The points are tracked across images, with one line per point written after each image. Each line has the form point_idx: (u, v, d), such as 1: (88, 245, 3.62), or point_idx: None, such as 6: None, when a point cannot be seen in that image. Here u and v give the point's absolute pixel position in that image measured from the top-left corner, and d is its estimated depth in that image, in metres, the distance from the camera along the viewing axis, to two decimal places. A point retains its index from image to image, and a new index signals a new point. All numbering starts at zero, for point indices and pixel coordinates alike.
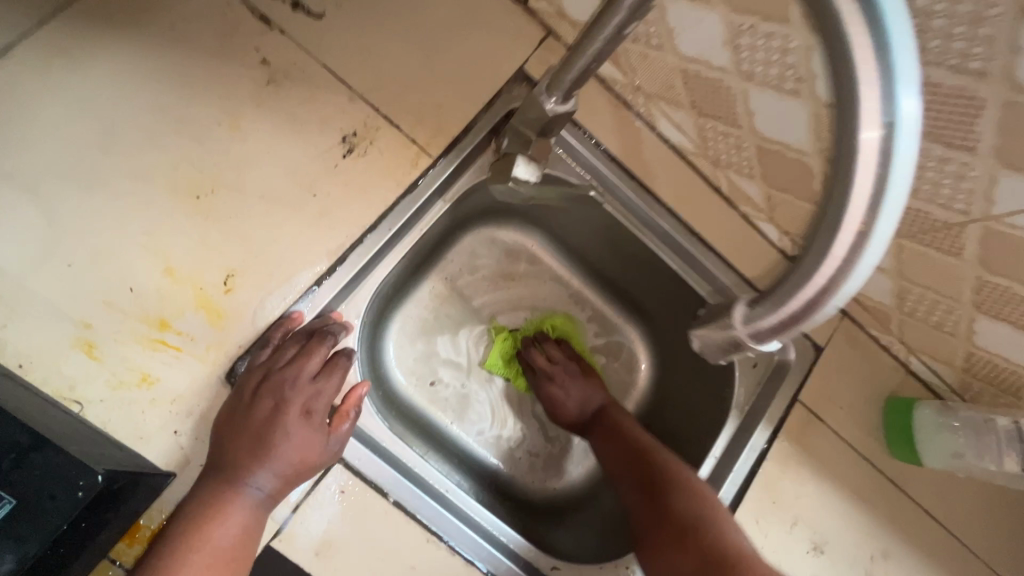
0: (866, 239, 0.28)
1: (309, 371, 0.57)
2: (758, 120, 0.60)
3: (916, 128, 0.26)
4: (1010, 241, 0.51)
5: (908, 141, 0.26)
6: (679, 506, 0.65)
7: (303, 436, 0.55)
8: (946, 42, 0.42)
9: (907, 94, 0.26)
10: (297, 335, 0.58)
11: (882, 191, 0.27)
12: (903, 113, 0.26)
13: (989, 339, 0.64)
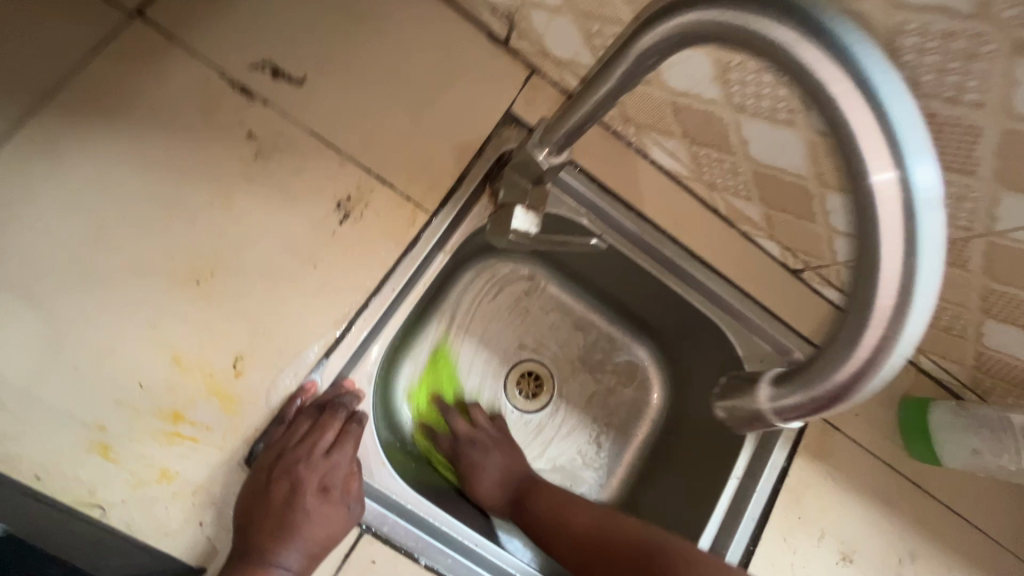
0: (906, 295, 0.29)
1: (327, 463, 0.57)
2: (752, 147, 0.60)
3: (927, 182, 0.28)
4: (1012, 252, 0.51)
5: (926, 196, 0.28)
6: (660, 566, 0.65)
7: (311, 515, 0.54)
8: (938, 77, 0.42)
9: (918, 163, 0.28)
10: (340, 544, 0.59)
11: (910, 245, 0.28)
12: (920, 188, 0.28)
13: (999, 340, 0.64)
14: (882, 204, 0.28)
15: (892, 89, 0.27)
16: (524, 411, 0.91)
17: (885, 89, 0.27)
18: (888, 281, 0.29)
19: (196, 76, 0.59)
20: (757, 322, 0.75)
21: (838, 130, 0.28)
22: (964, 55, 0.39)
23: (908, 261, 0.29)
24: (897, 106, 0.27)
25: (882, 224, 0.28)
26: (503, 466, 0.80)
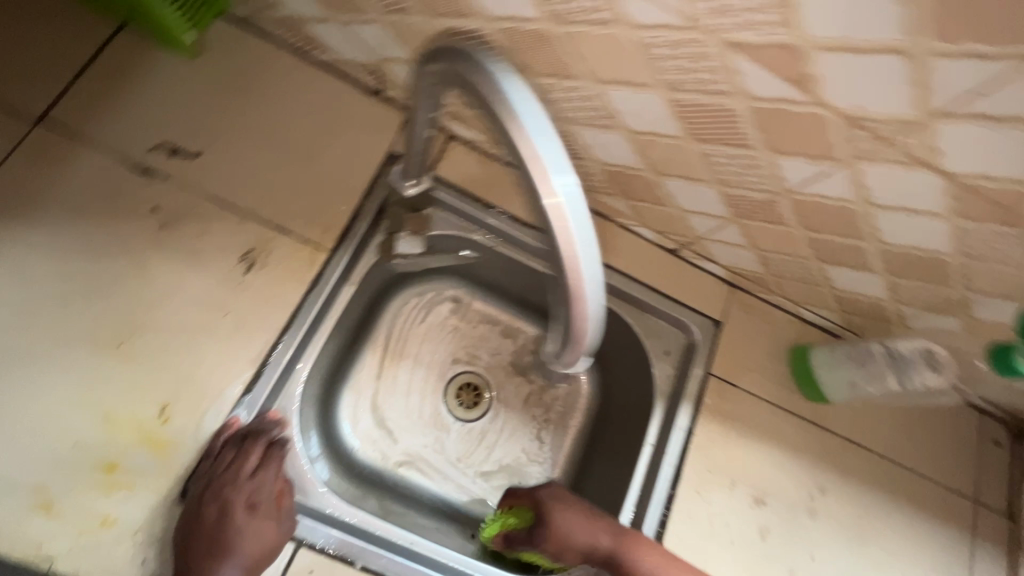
0: (580, 261, 0.44)
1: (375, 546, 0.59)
2: (595, 149, 0.69)
3: (574, 188, 0.42)
4: (810, 203, 0.60)
5: (574, 199, 0.43)
6: None
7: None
8: (690, 74, 0.51)
9: (562, 177, 0.42)
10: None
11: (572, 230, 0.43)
12: (569, 194, 0.42)
13: (844, 281, 0.73)
14: (548, 207, 0.41)
15: (543, 128, 0.41)
16: (467, 421, 0.97)
17: (535, 129, 0.41)
18: (567, 254, 0.43)
19: (100, 165, 0.67)
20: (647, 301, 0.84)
21: (516, 156, 0.41)
22: (697, 57, 0.49)
23: (573, 240, 0.43)
24: (546, 139, 0.41)
25: (552, 219, 0.42)
26: (585, 531, 0.72)
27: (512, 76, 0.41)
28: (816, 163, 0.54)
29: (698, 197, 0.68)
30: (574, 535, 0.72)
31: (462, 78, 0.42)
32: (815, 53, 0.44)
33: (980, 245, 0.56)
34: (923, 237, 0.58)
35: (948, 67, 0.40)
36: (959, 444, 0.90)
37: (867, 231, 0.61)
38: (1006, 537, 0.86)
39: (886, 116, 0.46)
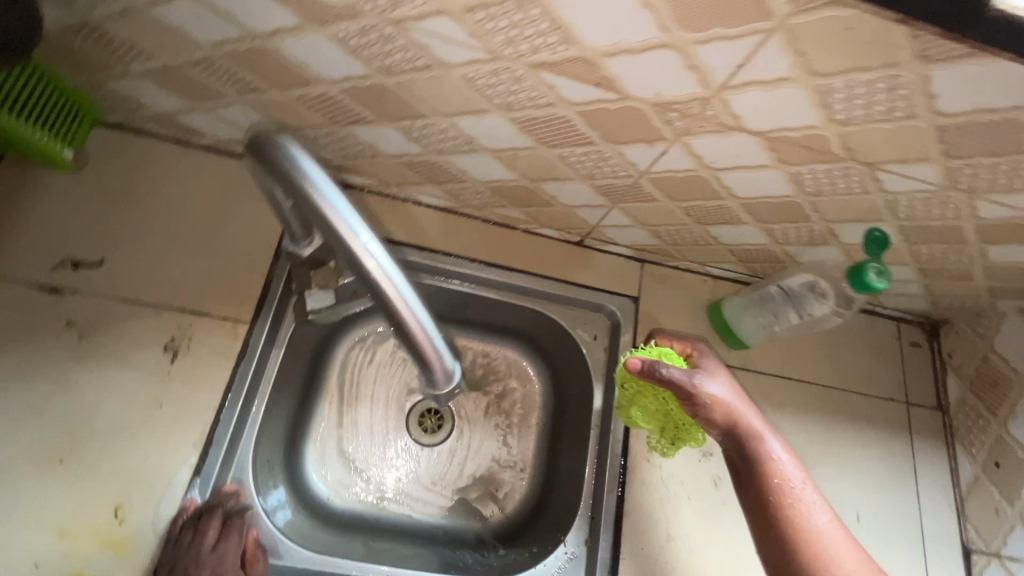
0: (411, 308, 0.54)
1: (730, 395, 0.67)
2: (472, 171, 0.74)
3: (384, 251, 0.51)
4: (665, 178, 0.66)
5: (388, 260, 0.51)
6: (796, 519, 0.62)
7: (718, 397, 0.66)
8: (516, 95, 0.56)
9: (372, 244, 0.50)
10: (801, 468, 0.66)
11: (395, 286, 0.52)
12: (382, 257, 0.50)
13: (729, 236, 0.79)
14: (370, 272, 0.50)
15: (342, 205, 0.48)
16: (433, 445, 1.01)
17: (340, 207, 0.47)
18: (399, 305, 0.54)
19: (6, 294, 0.69)
20: (565, 294, 0.89)
21: (329, 233, 0.48)
22: (513, 80, 0.54)
23: (400, 293, 0.53)
24: (349, 212, 0.48)
25: (377, 279, 0.51)
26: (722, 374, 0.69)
27: (309, 159, 0.47)
28: (652, 145, 0.60)
29: (575, 193, 0.73)
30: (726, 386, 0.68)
31: (268, 168, 0.47)
32: (603, 60, 0.49)
33: (813, 182, 0.62)
34: (768, 186, 0.64)
35: (709, 51, 0.46)
36: (882, 354, 0.96)
37: (722, 191, 0.67)
38: (942, 428, 0.93)
39: (684, 97, 0.52)
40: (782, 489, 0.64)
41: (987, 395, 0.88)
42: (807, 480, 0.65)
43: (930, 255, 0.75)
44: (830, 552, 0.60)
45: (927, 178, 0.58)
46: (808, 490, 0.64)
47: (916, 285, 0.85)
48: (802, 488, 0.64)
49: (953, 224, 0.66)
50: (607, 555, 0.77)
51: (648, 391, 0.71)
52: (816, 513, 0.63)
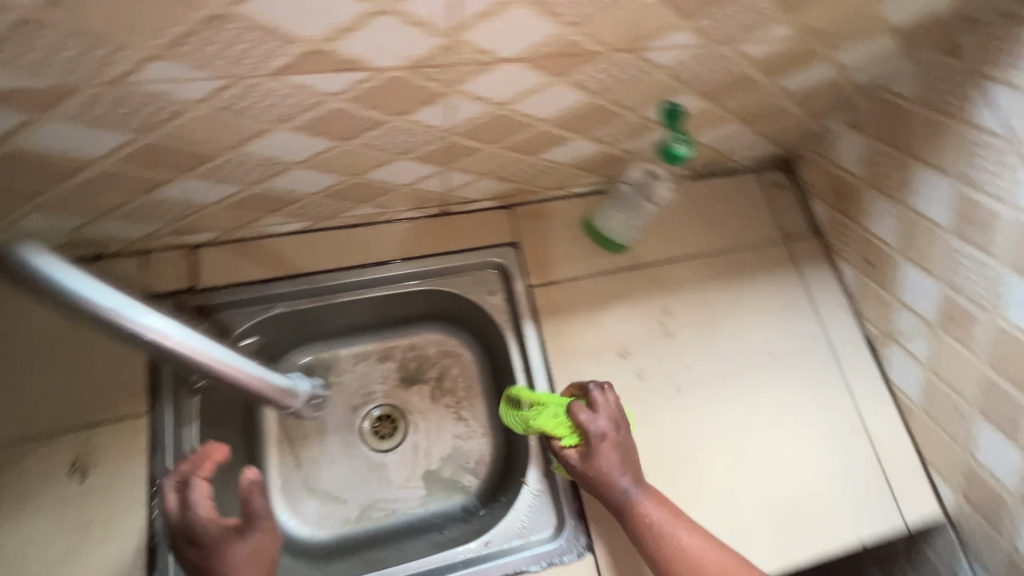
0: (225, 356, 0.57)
1: (616, 458, 0.74)
2: (298, 188, 0.74)
3: (168, 320, 0.51)
4: (468, 126, 0.67)
5: (176, 326, 0.52)
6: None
7: (597, 458, 0.73)
8: (280, 106, 0.56)
9: (150, 317, 0.49)
10: (681, 518, 0.71)
11: (198, 345, 0.54)
12: (168, 326, 0.50)
13: (565, 155, 0.81)
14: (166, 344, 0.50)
15: (104, 292, 0.46)
16: (394, 447, 1.03)
17: (101, 294, 0.46)
18: (211, 362, 0.55)
19: None
20: (447, 264, 0.90)
21: (102, 326, 0.46)
22: (268, 93, 0.54)
23: (206, 349, 0.55)
24: (111, 295, 0.46)
25: (176, 347, 0.51)
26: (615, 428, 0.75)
27: (45, 254, 0.44)
28: (435, 104, 0.61)
29: (402, 170, 0.74)
30: (611, 461, 0.73)
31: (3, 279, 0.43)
32: (333, 45, 0.49)
33: (596, 81, 0.64)
34: (561, 100, 0.66)
35: (418, 3, 0.47)
36: (751, 206, 1.03)
37: (526, 119, 0.69)
38: (820, 249, 1.01)
39: (430, 52, 0.53)
40: (677, 546, 0.69)
41: (843, 207, 0.96)
42: (690, 527, 0.71)
43: (739, 106, 0.80)
44: None
45: (685, 43, 0.61)
46: (695, 538, 0.70)
47: (748, 135, 0.91)
48: (693, 540, 0.70)
49: (737, 73, 0.70)
50: (567, 479, 0.82)
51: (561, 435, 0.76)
52: (708, 558, 0.68)
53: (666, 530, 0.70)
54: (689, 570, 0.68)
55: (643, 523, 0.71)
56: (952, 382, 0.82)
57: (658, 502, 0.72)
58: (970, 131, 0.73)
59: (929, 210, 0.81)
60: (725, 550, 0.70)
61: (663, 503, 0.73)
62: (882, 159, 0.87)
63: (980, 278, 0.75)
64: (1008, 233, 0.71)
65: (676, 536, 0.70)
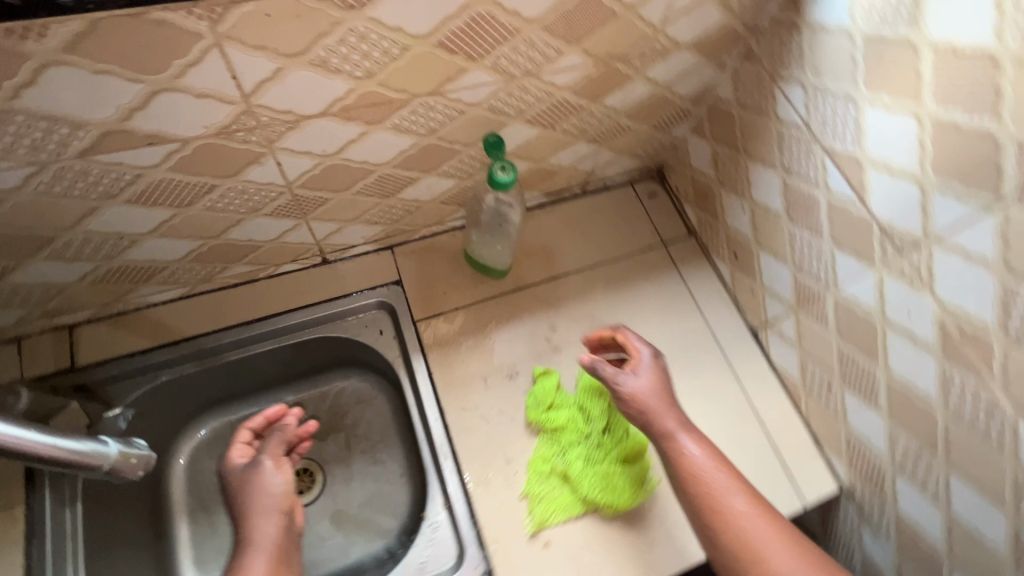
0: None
1: (643, 387, 0.79)
2: (159, 256, 0.76)
3: None
4: (307, 179, 0.71)
5: None
6: (718, 507, 0.69)
7: (634, 394, 0.78)
8: (102, 183, 0.59)
9: None
10: (732, 471, 0.72)
11: None
12: None
13: (424, 193, 0.86)
14: None
15: None
16: (315, 499, 1.02)
17: None
18: None
19: None
20: (332, 310, 0.92)
21: None
22: (81, 174, 0.57)
23: None
24: None
25: None
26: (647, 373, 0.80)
27: None
28: (260, 163, 0.65)
29: (259, 227, 0.77)
30: (635, 388, 0.78)
31: None
32: (128, 123, 0.53)
33: (415, 123, 0.69)
34: (389, 145, 0.71)
35: (194, 78, 0.51)
36: (630, 216, 1.07)
37: (364, 166, 0.73)
38: (697, 247, 1.05)
39: (230, 118, 0.57)
40: (706, 487, 0.71)
41: (707, 205, 1.01)
42: (735, 481, 0.71)
43: (578, 128, 0.85)
44: (743, 534, 0.67)
45: (486, 81, 0.67)
46: (740, 494, 0.70)
47: (604, 152, 0.96)
48: (726, 482, 0.71)
49: (556, 100, 0.76)
50: (463, 508, 0.82)
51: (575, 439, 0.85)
52: (735, 499, 0.69)
53: (693, 469, 0.72)
54: (716, 509, 0.69)
55: (682, 463, 0.73)
56: (818, 358, 0.85)
57: (706, 448, 0.73)
58: (778, 125, 0.80)
59: (766, 200, 0.86)
60: (760, 500, 0.69)
61: (716, 455, 0.73)
62: (725, 158, 0.93)
63: (816, 256, 0.80)
64: (823, 213, 0.77)
65: (716, 492, 0.70)
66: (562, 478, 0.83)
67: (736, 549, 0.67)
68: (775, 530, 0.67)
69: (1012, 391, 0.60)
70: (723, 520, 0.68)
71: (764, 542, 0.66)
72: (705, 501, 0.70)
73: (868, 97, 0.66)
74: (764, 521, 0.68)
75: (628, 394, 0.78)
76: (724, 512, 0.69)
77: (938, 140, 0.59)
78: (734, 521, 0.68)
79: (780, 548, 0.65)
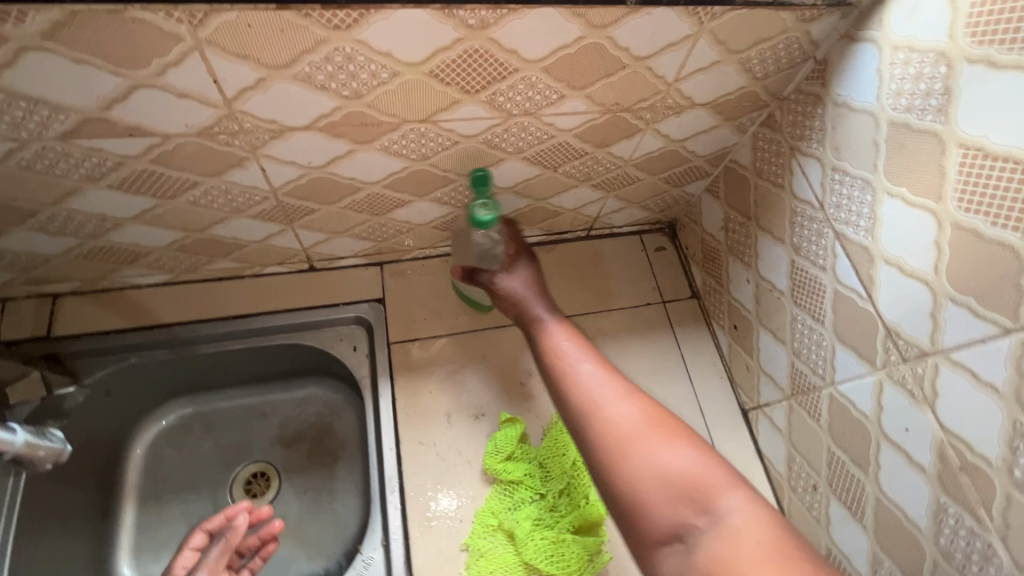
0: None
1: (521, 286, 0.80)
2: (142, 242, 0.76)
3: None
4: (292, 188, 0.70)
5: None
6: (581, 393, 0.64)
7: (507, 290, 0.80)
8: (83, 165, 0.60)
9: None
10: (588, 351, 0.70)
11: None
12: None
13: (416, 216, 0.84)
14: None
15: None
16: (267, 503, 0.98)
17: None
18: None
19: None
20: (309, 318, 0.91)
21: None
22: (63, 155, 0.58)
23: None
24: None
25: None
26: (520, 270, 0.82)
27: None
28: (244, 167, 0.65)
29: (244, 228, 0.77)
30: (503, 279, 0.81)
31: None
32: (108, 114, 0.54)
33: (405, 147, 0.68)
34: (378, 166, 0.70)
35: (173, 78, 0.51)
36: (632, 268, 1.03)
37: (351, 182, 0.72)
38: (699, 312, 1.00)
39: (213, 121, 0.57)
40: (559, 357, 0.70)
41: (713, 270, 0.96)
42: (589, 359, 0.68)
43: (581, 172, 0.82)
44: (607, 418, 0.61)
45: (482, 115, 0.65)
46: (588, 367, 0.67)
47: (610, 199, 0.93)
48: (604, 385, 0.64)
49: (557, 142, 0.74)
50: (399, 551, 0.76)
51: (528, 494, 0.79)
52: (580, 365, 0.67)
53: (568, 364, 0.68)
54: (585, 397, 0.64)
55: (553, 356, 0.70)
56: (806, 454, 0.78)
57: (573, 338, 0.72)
58: (792, 199, 0.74)
59: (772, 276, 0.81)
60: (609, 372, 0.66)
61: (574, 337, 0.73)
62: (736, 224, 0.88)
63: (815, 346, 0.74)
64: (828, 301, 0.70)
65: (570, 368, 0.68)
66: (506, 535, 0.77)
67: (593, 434, 0.60)
68: (623, 397, 0.62)
69: (1012, 544, 0.52)
70: (591, 403, 0.63)
71: (612, 414, 0.61)
72: (564, 381, 0.67)
73: (888, 187, 0.60)
74: (624, 394, 0.63)
75: (506, 288, 0.80)
76: (587, 398, 0.64)
77: (957, 246, 0.53)
78: (588, 399, 0.64)
79: (636, 428, 0.58)
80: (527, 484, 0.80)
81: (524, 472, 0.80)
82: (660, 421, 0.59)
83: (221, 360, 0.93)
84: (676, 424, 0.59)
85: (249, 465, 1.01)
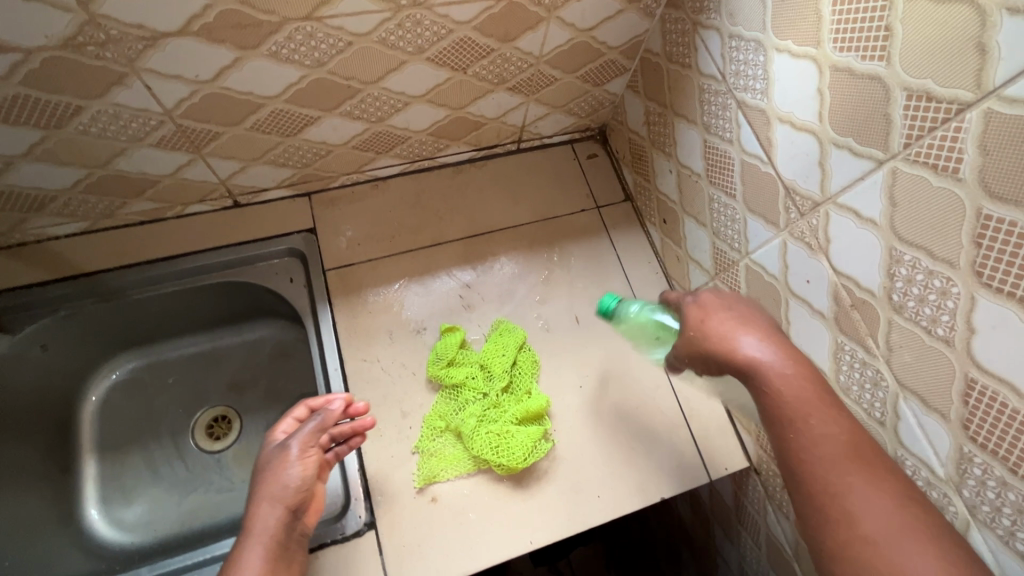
0: None
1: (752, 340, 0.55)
2: (44, 183, 0.74)
3: None
4: (187, 108, 0.69)
5: None
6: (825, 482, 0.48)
7: (728, 346, 0.55)
8: None
9: None
10: (827, 399, 0.51)
11: None
12: None
13: (331, 136, 0.82)
14: None
15: None
16: (230, 443, 1.00)
17: None
18: None
19: None
20: (241, 255, 0.90)
21: None
22: None
23: None
24: None
25: None
26: (736, 319, 0.58)
27: None
28: (126, 85, 0.64)
29: (149, 160, 0.75)
30: (719, 331, 0.57)
31: None
32: None
33: (296, 52, 0.66)
34: (272, 75, 0.68)
35: None
36: (565, 177, 1.03)
37: (249, 97, 0.70)
38: (632, 212, 1.01)
39: (74, 29, 0.56)
40: (787, 418, 0.51)
41: (641, 168, 0.96)
42: (831, 421, 0.50)
43: (494, 74, 0.81)
44: (851, 518, 0.45)
45: (368, 8, 0.64)
46: (831, 431, 0.49)
47: (532, 105, 0.92)
48: (858, 479, 0.47)
49: (458, 38, 0.72)
50: (354, 460, 0.80)
51: (474, 395, 0.83)
52: (822, 444, 0.49)
53: (797, 414, 0.50)
54: (811, 468, 0.48)
55: (772, 400, 0.52)
56: None
57: (802, 377, 0.52)
58: (699, 78, 0.75)
59: (690, 161, 0.82)
60: (858, 446, 0.49)
61: (806, 373, 0.52)
62: (655, 116, 0.88)
63: (730, 221, 0.76)
64: (737, 172, 0.72)
65: (805, 422, 0.50)
66: (456, 435, 0.81)
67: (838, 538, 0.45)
68: (883, 490, 0.46)
69: (895, 365, 0.56)
70: (827, 492, 0.47)
71: (865, 507, 0.46)
72: (801, 455, 0.49)
73: (776, 44, 0.61)
74: (881, 487, 0.47)
75: (725, 348, 0.56)
76: (832, 488, 0.47)
77: (836, 90, 0.55)
78: (833, 492, 0.47)
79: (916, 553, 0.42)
80: (470, 386, 0.83)
81: (467, 375, 0.84)
82: (920, 521, 0.45)
83: (158, 306, 0.92)
84: (926, 516, 0.45)
85: (209, 410, 1.02)
